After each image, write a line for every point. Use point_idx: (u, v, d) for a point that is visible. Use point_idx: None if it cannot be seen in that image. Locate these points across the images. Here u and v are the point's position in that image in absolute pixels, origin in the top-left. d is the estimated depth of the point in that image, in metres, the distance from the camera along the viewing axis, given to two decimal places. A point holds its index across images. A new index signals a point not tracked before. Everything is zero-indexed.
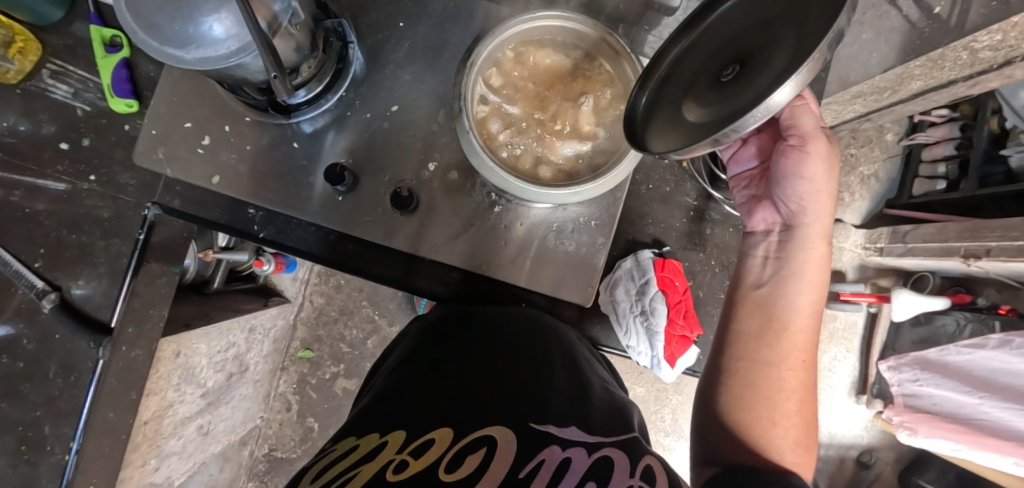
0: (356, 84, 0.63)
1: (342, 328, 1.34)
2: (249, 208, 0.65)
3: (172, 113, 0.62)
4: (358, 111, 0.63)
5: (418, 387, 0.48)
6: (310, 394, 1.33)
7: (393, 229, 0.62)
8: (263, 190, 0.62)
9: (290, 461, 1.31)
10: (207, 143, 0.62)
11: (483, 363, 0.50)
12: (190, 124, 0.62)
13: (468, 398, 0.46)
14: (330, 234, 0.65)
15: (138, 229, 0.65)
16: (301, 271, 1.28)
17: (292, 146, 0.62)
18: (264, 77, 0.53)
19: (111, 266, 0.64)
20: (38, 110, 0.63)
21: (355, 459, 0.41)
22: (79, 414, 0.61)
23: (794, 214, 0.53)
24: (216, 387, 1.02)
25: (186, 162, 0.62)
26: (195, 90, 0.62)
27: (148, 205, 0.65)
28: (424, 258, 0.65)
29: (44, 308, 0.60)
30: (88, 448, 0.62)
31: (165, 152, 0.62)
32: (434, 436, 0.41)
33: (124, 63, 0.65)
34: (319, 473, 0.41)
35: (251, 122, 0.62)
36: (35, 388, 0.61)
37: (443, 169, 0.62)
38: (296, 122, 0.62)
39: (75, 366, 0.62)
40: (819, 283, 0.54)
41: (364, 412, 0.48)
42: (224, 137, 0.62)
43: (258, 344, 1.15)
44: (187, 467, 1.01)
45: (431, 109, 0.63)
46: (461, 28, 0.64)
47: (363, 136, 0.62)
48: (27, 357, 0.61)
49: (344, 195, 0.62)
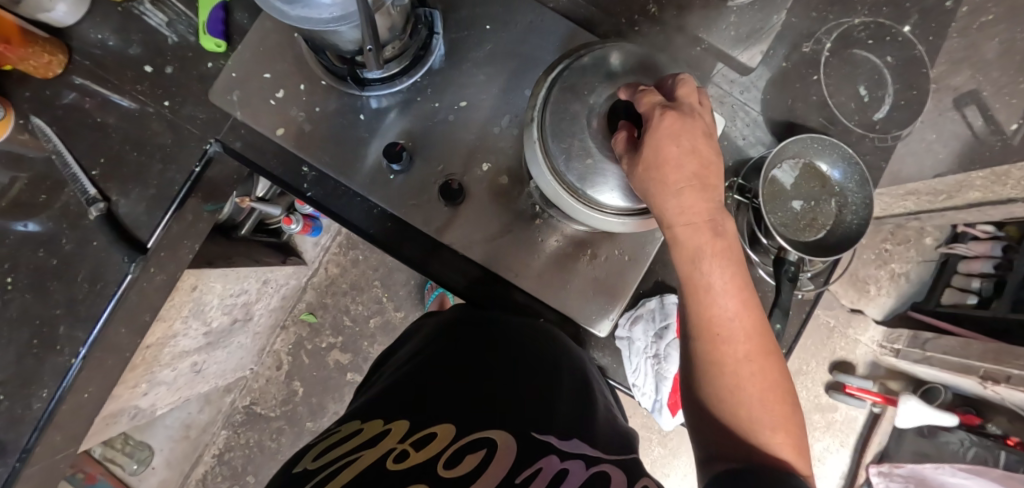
0: (431, 74, 0.65)
1: (350, 301, 1.35)
2: (303, 166, 0.65)
3: (255, 61, 0.65)
4: (427, 98, 0.64)
5: (423, 381, 0.49)
6: (303, 358, 1.34)
7: (433, 217, 0.63)
8: (321, 151, 0.64)
9: (267, 419, 1.32)
10: (280, 96, 0.64)
11: (491, 364, 0.51)
12: (269, 75, 0.65)
13: (472, 396, 0.46)
14: (374, 210, 0.66)
15: (196, 162, 0.67)
16: (324, 238, 1.31)
17: (357, 117, 0.65)
18: (353, 47, 0.56)
19: (158, 190, 0.66)
20: (134, 32, 0.67)
21: (357, 443, 0.42)
22: (94, 323, 0.63)
23: (651, 194, 0.44)
24: (219, 329, 1.04)
25: (256, 109, 0.64)
26: (282, 45, 0.65)
27: (212, 141, 0.67)
28: (453, 251, 0.65)
29: (90, 214, 0.63)
30: (94, 359, 0.64)
31: (239, 96, 0.64)
32: (436, 430, 0.42)
33: (222, 6, 0.68)
34: (320, 454, 0.43)
35: (326, 87, 0.64)
36: (63, 288, 0.63)
37: (494, 171, 0.64)
38: (366, 96, 0.64)
39: (102, 276, 0.64)
40: (681, 236, 0.43)
41: (372, 400, 0.49)
42: (297, 93, 0.65)
43: (267, 297, 1.17)
44: (172, 399, 1.03)
45: (495, 113, 0.65)
46: (542, 42, 0.66)
47: (425, 123, 0.64)
48: (63, 257, 0.63)
49: (397, 175, 0.63)
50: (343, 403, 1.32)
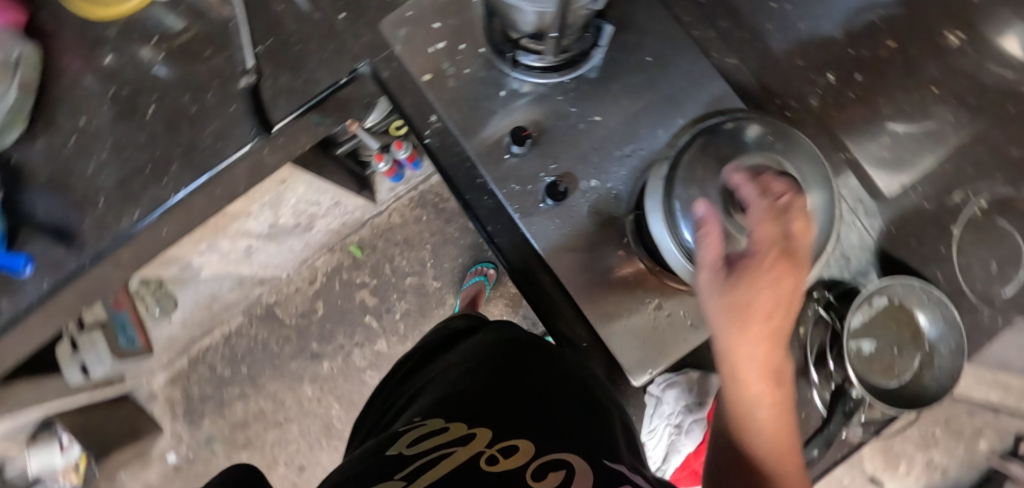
0: (580, 80, 0.66)
1: (396, 253, 1.36)
2: (433, 114, 0.69)
3: (433, 9, 0.69)
4: (566, 100, 0.66)
5: (501, 402, 0.53)
6: (334, 285, 1.37)
7: (527, 207, 0.63)
8: (454, 107, 0.66)
9: (280, 323, 1.37)
10: (440, 47, 0.68)
11: (562, 397, 0.53)
12: (438, 26, 0.69)
13: (545, 422, 0.49)
14: (476, 177, 0.67)
15: (344, 74, 0.68)
16: (401, 187, 1.34)
17: (498, 93, 0.66)
18: (528, 30, 0.58)
19: (300, 83, 0.68)
20: None
21: (448, 439, 0.47)
22: (203, 172, 0.69)
23: (723, 322, 0.39)
24: (282, 225, 1.10)
25: (415, 50, 0.68)
26: (460, 4, 0.69)
27: (366, 62, 0.68)
28: (531, 248, 0.64)
29: (240, 83, 0.69)
30: (184, 205, 0.69)
31: (405, 33, 0.68)
32: (517, 443, 0.44)
33: None
34: (414, 443, 0.48)
35: (481, 55, 0.67)
36: (190, 133, 0.69)
37: (600, 190, 0.64)
38: (513, 77, 0.66)
39: (224, 137, 0.69)
40: (747, 379, 0.40)
41: (451, 403, 0.55)
42: (455, 51, 0.68)
43: (331, 216, 1.22)
44: (217, 266, 1.10)
45: (623, 139, 0.65)
46: (695, 91, 0.65)
47: (555, 121, 0.65)
48: (202, 107, 0.69)
49: (512, 156, 0.64)
50: (350, 340, 1.35)
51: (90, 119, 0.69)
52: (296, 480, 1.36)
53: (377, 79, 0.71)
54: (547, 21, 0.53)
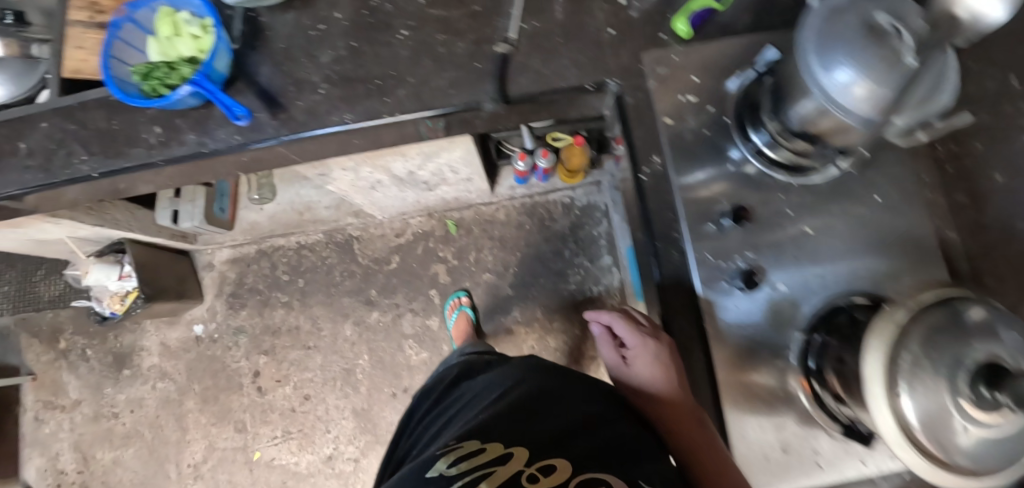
0: (806, 191, 0.66)
1: (487, 245, 1.37)
2: (657, 155, 0.65)
3: (701, 62, 0.67)
4: (786, 203, 0.65)
5: (525, 415, 0.57)
6: (417, 247, 1.37)
7: (713, 282, 0.62)
8: (681, 161, 0.65)
9: (353, 258, 1.37)
10: (689, 99, 0.66)
11: (572, 408, 0.59)
12: (694, 79, 0.67)
13: (569, 434, 0.55)
14: (674, 232, 0.64)
15: (591, 82, 0.67)
16: (520, 191, 1.36)
17: (724, 165, 0.66)
18: (793, 124, 0.59)
19: (550, 71, 0.67)
20: None
21: (488, 460, 0.50)
22: (422, 106, 0.67)
23: None
24: (416, 177, 1.10)
25: (668, 90, 0.66)
26: (730, 68, 0.67)
27: (616, 81, 0.67)
28: (697, 320, 0.63)
29: (494, 46, 0.68)
30: (389, 128, 0.68)
31: (665, 72, 0.66)
32: (556, 462, 0.50)
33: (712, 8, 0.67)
34: (454, 464, 0.50)
35: (721, 124, 0.67)
36: (427, 67, 0.68)
37: (783, 299, 0.63)
38: (739, 156, 0.66)
39: (458, 85, 0.67)
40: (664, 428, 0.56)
41: (485, 421, 0.56)
42: (702, 108, 0.66)
43: (455, 188, 1.22)
44: (341, 185, 1.11)
45: (824, 260, 0.64)
46: (911, 252, 0.65)
47: (768, 217, 0.65)
48: (448, 49, 0.69)
49: (716, 227, 0.64)
50: (408, 304, 1.34)
51: (342, 15, 0.72)
52: (293, 409, 1.32)
53: (617, 101, 0.68)
54: (837, 128, 0.53)
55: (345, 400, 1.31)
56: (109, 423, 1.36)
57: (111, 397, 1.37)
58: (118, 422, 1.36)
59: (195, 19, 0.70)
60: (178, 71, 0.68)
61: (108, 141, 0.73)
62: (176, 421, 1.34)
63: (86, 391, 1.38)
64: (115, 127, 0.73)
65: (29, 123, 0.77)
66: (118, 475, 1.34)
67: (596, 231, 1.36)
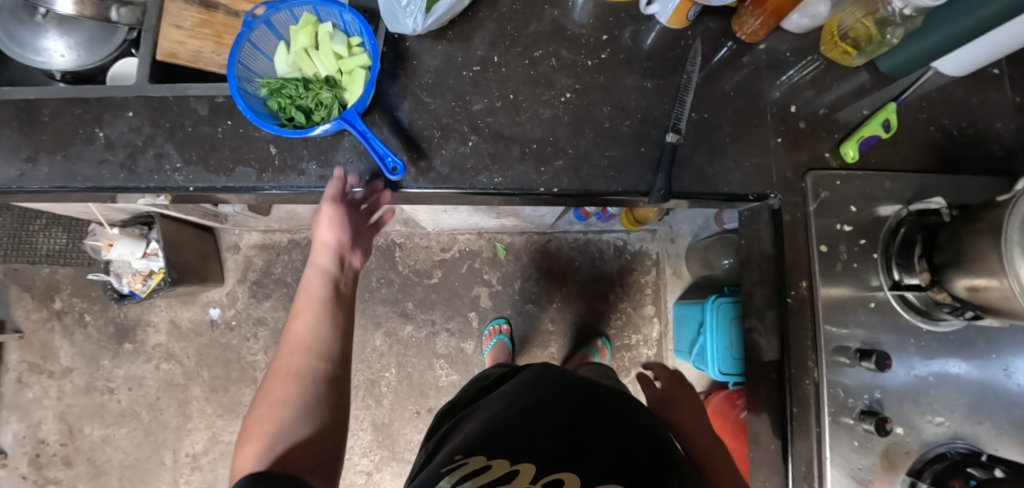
0: (944, 341, 0.65)
1: (534, 275, 1.33)
2: (803, 279, 0.64)
3: (860, 191, 0.66)
4: (923, 350, 0.65)
5: (533, 432, 0.61)
6: (462, 266, 1.32)
7: (839, 419, 0.62)
8: (831, 290, 0.64)
9: (393, 266, 1.31)
10: (847, 228, 0.65)
11: (579, 419, 0.64)
12: (852, 208, 0.66)
13: (576, 447, 0.60)
14: (809, 360, 0.63)
15: (752, 193, 0.65)
16: (577, 228, 1.30)
17: (870, 301, 0.65)
18: (961, 290, 0.57)
19: (711, 171, 0.65)
20: (806, 71, 0.71)
21: (495, 478, 0.55)
22: (578, 184, 0.62)
23: None
24: (493, 208, 1.04)
25: (826, 216, 0.65)
26: (883, 203, 0.67)
27: (775, 196, 0.65)
28: (815, 455, 0.63)
29: (664, 134, 0.63)
30: (536, 198, 0.63)
31: (827, 196, 0.65)
32: (562, 476, 0.55)
33: (879, 136, 0.67)
34: (459, 484, 0.55)
35: (871, 258, 0.66)
36: (587, 141, 0.63)
37: (903, 446, 0.63)
38: (886, 295, 0.65)
39: (617, 168, 0.63)
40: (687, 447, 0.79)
41: (491, 437, 0.60)
42: (856, 240, 0.66)
43: (521, 219, 1.17)
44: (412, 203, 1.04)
45: (948, 413, 0.64)
46: None
47: (904, 361, 0.64)
48: (612, 127, 0.64)
49: (850, 363, 0.62)
50: (444, 323, 1.30)
51: (501, 61, 0.65)
52: None
53: (772, 214, 0.66)
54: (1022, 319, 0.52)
55: (365, 412, 1.27)
56: (102, 399, 1.26)
57: (109, 371, 1.26)
58: (112, 399, 1.26)
59: (341, 37, 0.61)
60: (314, 93, 0.59)
61: (208, 152, 0.63)
62: (179, 407, 1.26)
63: (80, 359, 1.26)
64: (219, 136, 0.63)
65: (107, 108, 0.64)
66: (107, 455, 1.24)
67: (644, 279, 1.35)
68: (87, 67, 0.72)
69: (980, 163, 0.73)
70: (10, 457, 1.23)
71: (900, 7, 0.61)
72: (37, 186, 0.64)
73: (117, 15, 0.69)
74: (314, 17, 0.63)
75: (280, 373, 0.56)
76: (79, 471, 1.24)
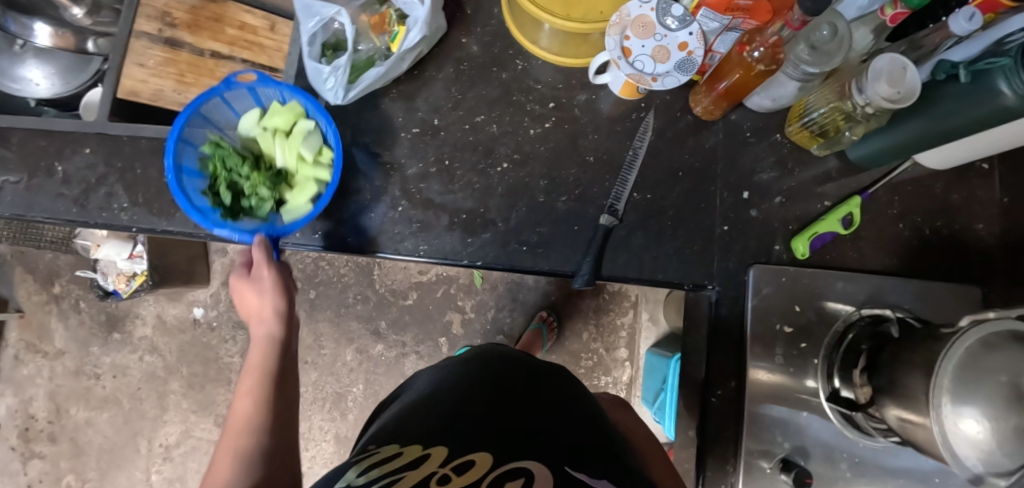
0: (880, 457, 0.61)
1: (509, 306, 1.32)
2: (733, 380, 0.63)
3: (805, 289, 0.63)
4: (857, 464, 0.61)
5: (456, 402, 0.49)
6: (438, 290, 1.32)
7: None
8: (760, 393, 0.61)
9: (371, 283, 1.32)
10: (788, 329, 0.63)
11: (504, 401, 0.49)
12: (797, 308, 0.63)
13: (496, 435, 0.43)
14: (728, 463, 0.62)
15: (687, 282, 0.63)
16: None
17: (803, 408, 0.62)
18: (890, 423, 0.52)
19: (646, 256, 0.63)
20: (767, 154, 0.67)
21: (400, 464, 0.39)
22: (505, 259, 0.62)
23: None
24: None
25: (765, 313, 0.62)
26: (832, 305, 0.63)
27: (713, 288, 0.64)
28: None
29: (599, 215, 0.62)
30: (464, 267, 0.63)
31: (769, 292, 0.62)
32: (475, 458, 0.39)
33: (836, 232, 0.65)
34: (365, 472, 0.38)
35: (812, 360, 0.62)
36: (520, 215, 0.62)
37: None
38: (820, 402, 0.61)
39: (547, 245, 0.62)
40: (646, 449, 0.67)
41: (409, 414, 0.49)
42: (797, 342, 0.63)
43: None
44: None
45: None
46: None
47: (833, 473, 0.61)
48: (547, 202, 0.63)
49: (771, 471, 0.61)
50: (415, 345, 1.31)
51: (441, 123, 0.64)
52: None
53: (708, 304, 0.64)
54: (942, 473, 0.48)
55: (330, 423, 1.30)
56: (88, 383, 1.32)
57: (96, 357, 1.33)
58: (98, 384, 1.32)
59: (315, 137, 0.60)
60: (256, 178, 0.61)
61: (153, 193, 0.65)
62: (157, 399, 1.31)
63: (72, 343, 1.33)
64: (164, 180, 0.65)
65: (68, 142, 0.67)
66: (88, 436, 1.31)
67: (619, 320, 1.32)
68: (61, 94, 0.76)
69: (951, 265, 0.67)
70: (1, 428, 1.32)
71: (863, 104, 0.56)
72: None
73: (94, 44, 0.74)
74: (304, 107, 0.62)
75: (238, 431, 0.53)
76: (63, 448, 1.31)
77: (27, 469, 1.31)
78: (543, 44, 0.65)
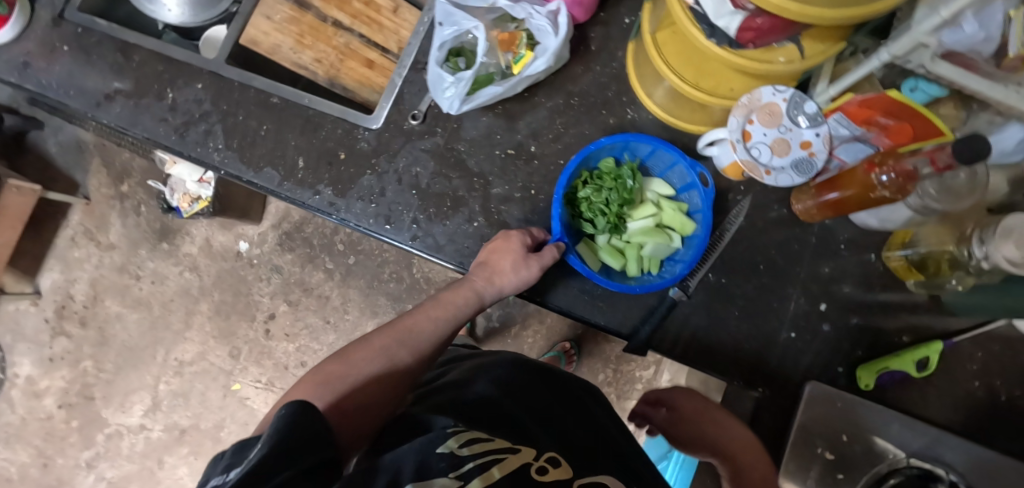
0: None
1: (535, 327, 1.32)
2: None
3: (862, 421, 0.59)
4: None
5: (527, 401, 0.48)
6: None
7: None
8: None
9: (408, 266, 1.34)
10: (828, 455, 0.58)
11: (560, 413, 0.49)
12: (844, 438, 0.58)
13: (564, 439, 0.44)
14: None
15: (737, 378, 0.62)
16: None
17: None
18: None
19: (700, 340, 0.62)
20: (852, 270, 0.65)
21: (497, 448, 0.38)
22: (561, 301, 0.61)
23: None
24: None
25: (808, 433, 0.59)
26: (887, 446, 0.57)
27: (759, 391, 0.62)
28: None
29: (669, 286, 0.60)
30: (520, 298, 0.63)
31: (819, 413, 0.59)
32: (557, 458, 0.40)
33: (909, 373, 0.61)
34: (467, 443, 0.37)
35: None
36: (589, 263, 0.62)
37: None
38: None
39: (608, 299, 0.61)
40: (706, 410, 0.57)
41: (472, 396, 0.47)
42: (835, 473, 0.58)
43: None
44: None
45: None
46: None
47: None
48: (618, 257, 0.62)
49: None
50: None
51: (537, 152, 0.63)
52: (287, 368, 1.33)
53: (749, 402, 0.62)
54: None
55: None
56: (128, 282, 1.39)
57: (142, 260, 1.39)
58: (136, 285, 1.39)
59: (666, 247, 0.62)
60: (609, 219, 0.61)
61: (247, 143, 0.67)
62: (185, 314, 1.37)
63: (124, 241, 1.40)
64: (261, 133, 0.67)
65: (185, 75, 0.71)
66: (115, 330, 1.38)
67: (638, 372, 1.29)
68: (186, 24, 0.80)
69: None
70: (41, 300, 1.40)
71: (978, 256, 0.54)
72: (109, 121, 0.72)
73: None
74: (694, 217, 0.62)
75: (403, 332, 0.52)
76: (89, 334, 1.38)
77: (53, 344, 1.38)
78: (652, 94, 0.63)
